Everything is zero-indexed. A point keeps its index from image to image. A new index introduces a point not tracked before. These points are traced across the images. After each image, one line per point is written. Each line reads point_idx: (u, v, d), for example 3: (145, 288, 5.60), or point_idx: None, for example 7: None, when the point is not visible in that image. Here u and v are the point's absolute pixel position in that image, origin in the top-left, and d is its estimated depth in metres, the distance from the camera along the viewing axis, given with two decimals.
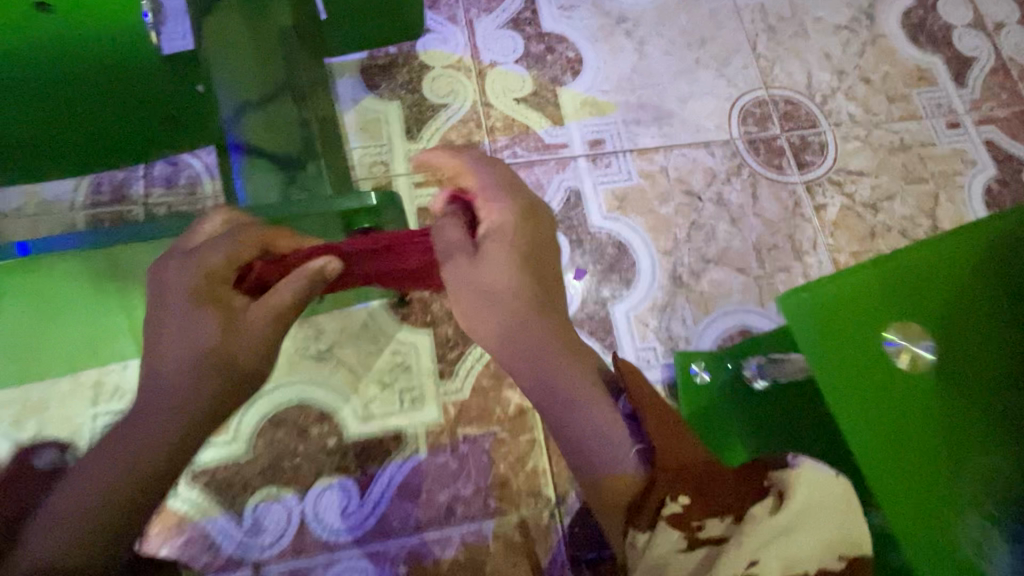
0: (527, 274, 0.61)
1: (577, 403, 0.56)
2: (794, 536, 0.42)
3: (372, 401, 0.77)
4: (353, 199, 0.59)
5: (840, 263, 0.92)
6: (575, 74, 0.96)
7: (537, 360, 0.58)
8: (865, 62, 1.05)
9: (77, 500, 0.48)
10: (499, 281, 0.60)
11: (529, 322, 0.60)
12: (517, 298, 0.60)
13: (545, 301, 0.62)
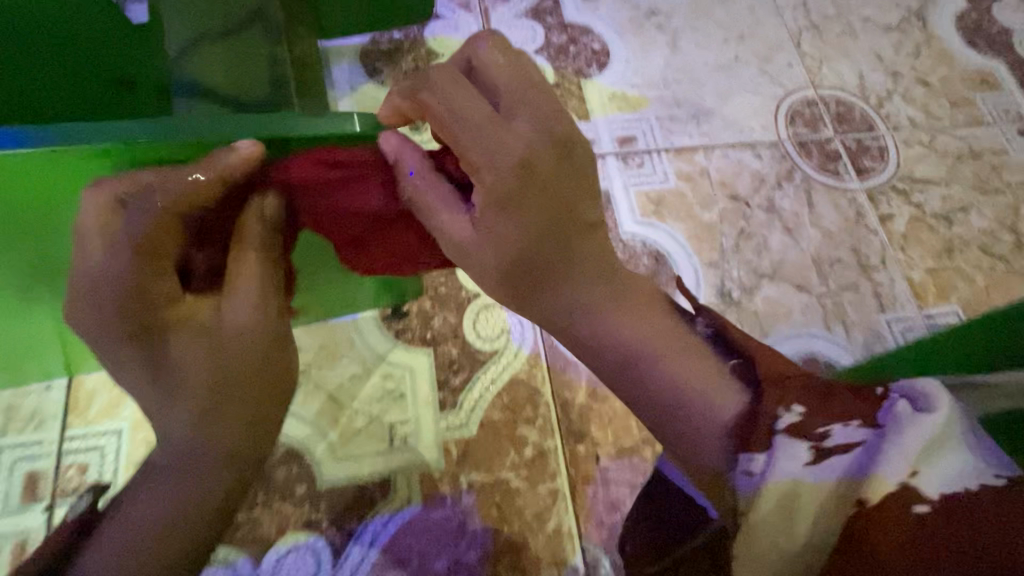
0: (535, 220, 0.44)
1: (651, 356, 0.42)
2: (936, 448, 0.33)
3: (354, 436, 0.61)
4: (333, 123, 0.41)
5: (915, 281, 0.78)
6: (601, 67, 0.85)
7: (591, 316, 0.44)
8: (922, 64, 0.94)
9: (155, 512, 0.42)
10: (492, 229, 0.43)
11: (563, 268, 0.45)
12: (534, 249, 0.44)
13: (573, 248, 0.45)
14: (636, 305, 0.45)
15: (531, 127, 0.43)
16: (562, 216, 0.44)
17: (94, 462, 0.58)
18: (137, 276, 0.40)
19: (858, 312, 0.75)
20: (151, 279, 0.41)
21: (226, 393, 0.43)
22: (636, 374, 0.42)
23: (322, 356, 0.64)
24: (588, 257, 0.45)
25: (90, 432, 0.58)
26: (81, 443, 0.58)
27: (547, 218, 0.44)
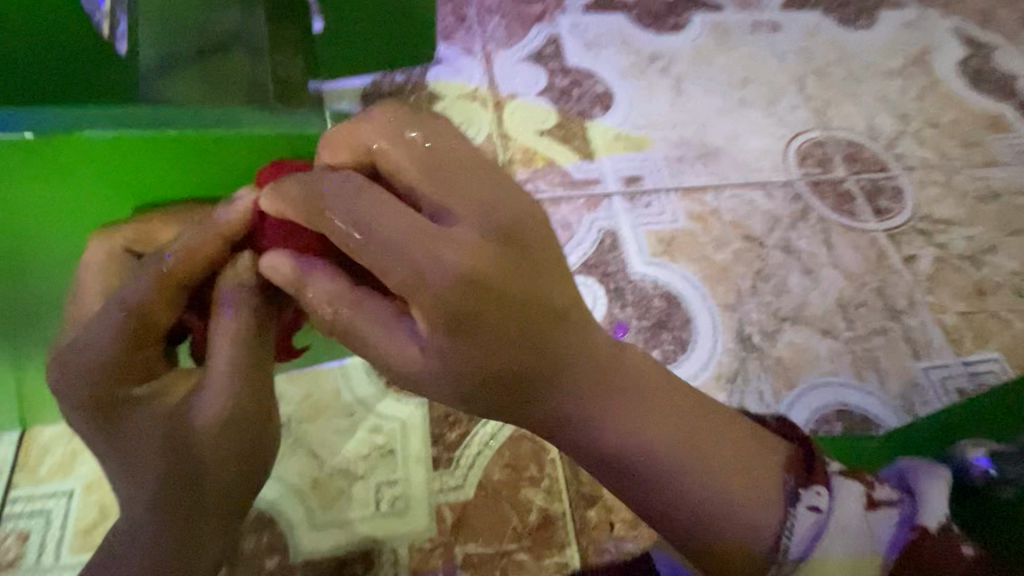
0: (503, 327, 0.35)
1: (668, 465, 0.36)
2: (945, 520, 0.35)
3: (335, 500, 0.54)
4: (300, 121, 0.38)
5: (949, 326, 0.72)
6: (605, 109, 0.84)
7: (587, 425, 0.37)
8: (929, 106, 0.93)
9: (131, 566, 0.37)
10: (442, 342, 0.36)
11: (561, 381, 0.37)
12: (507, 366, 0.36)
13: (564, 359, 0.37)
14: (654, 407, 0.37)
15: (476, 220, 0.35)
16: (537, 320, 0.36)
17: (37, 528, 0.51)
18: (116, 355, 0.37)
19: (891, 359, 0.69)
20: (128, 356, 0.37)
21: (203, 480, 0.38)
22: (644, 482, 0.37)
23: (304, 407, 0.58)
24: (582, 366, 0.37)
25: (37, 493, 0.52)
26: (24, 506, 0.51)
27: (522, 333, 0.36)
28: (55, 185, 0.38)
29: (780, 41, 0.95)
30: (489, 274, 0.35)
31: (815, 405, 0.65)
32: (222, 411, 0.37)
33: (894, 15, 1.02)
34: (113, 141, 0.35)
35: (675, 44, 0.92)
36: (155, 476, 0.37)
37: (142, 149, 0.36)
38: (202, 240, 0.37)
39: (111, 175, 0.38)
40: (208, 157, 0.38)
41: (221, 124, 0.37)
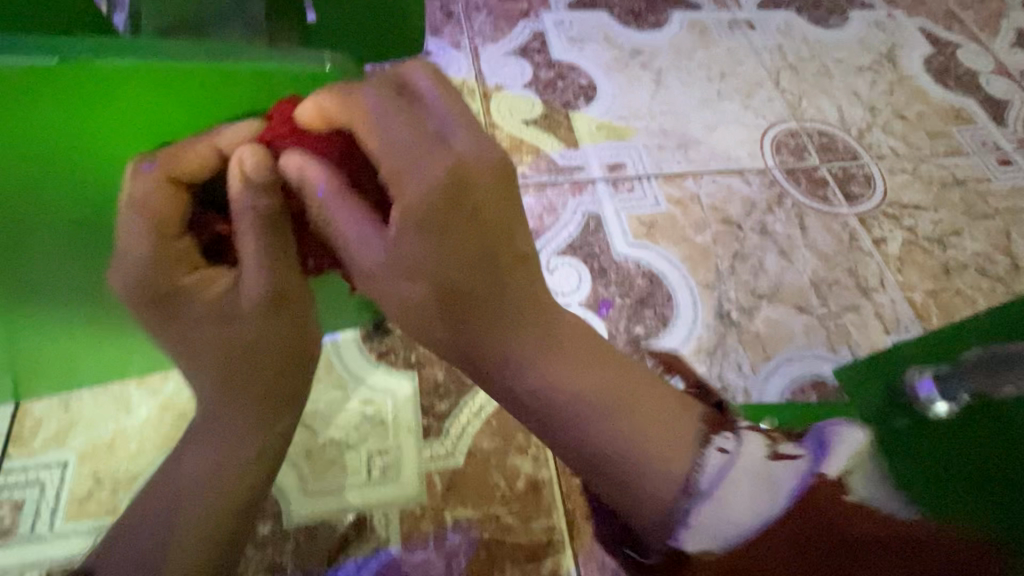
0: (458, 249, 0.37)
1: (597, 416, 0.36)
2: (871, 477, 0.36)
3: (326, 467, 0.55)
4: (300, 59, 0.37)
5: (917, 303, 0.76)
6: (589, 100, 0.87)
7: (516, 364, 0.37)
8: (897, 100, 0.97)
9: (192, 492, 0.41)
10: (404, 248, 0.37)
11: (505, 330, 0.38)
12: (461, 298, 0.38)
13: (508, 302, 0.38)
14: (586, 362, 0.38)
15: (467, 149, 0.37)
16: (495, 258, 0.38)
17: (31, 498, 0.51)
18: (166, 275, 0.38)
19: (862, 334, 0.73)
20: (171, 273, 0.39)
21: (245, 368, 0.41)
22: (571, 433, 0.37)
23: None
24: (529, 316, 0.38)
25: (32, 464, 0.52)
26: (19, 477, 0.52)
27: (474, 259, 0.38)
28: (60, 129, 0.36)
29: (756, 39, 1.00)
30: (461, 194, 0.37)
31: (790, 375, 0.68)
32: (262, 295, 0.40)
33: (862, 15, 1.07)
34: (124, 73, 0.34)
35: (656, 40, 0.96)
36: (210, 366, 0.41)
37: (160, 80, 0.35)
38: (198, 151, 0.36)
39: (118, 115, 0.36)
40: (223, 96, 0.37)
41: (232, 58, 0.36)
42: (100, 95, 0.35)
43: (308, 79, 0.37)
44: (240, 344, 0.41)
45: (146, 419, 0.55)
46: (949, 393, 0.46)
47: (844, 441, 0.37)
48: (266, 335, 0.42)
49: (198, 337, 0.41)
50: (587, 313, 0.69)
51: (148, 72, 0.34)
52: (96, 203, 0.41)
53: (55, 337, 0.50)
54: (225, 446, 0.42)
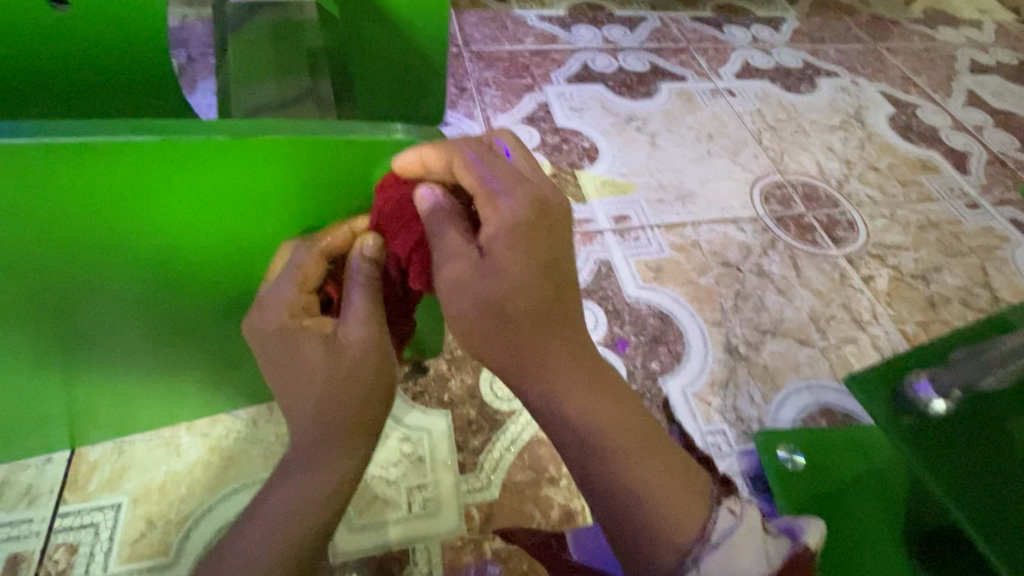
0: (528, 319, 0.40)
1: (624, 468, 0.40)
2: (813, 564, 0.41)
3: (369, 504, 0.58)
4: (372, 130, 0.40)
5: (909, 335, 0.82)
6: (592, 160, 0.96)
7: (556, 411, 0.41)
8: (868, 153, 1.07)
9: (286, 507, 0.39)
10: (477, 312, 0.40)
11: (556, 385, 0.41)
12: (524, 355, 0.40)
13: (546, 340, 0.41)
14: (625, 425, 0.41)
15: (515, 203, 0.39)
16: (561, 328, 0.41)
17: (86, 541, 0.54)
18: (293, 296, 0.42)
19: (862, 364, 0.78)
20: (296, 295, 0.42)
21: (337, 401, 0.40)
22: (598, 478, 0.41)
23: None
24: (582, 367, 0.41)
25: (86, 507, 0.55)
26: (75, 520, 0.54)
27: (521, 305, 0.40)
28: (169, 196, 0.39)
29: (737, 104, 1.11)
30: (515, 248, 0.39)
31: (801, 405, 0.73)
32: (365, 334, 0.41)
33: (829, 82, 1.20)
34: (228, 149, 0.37)
35: (648, 108, 1.07)
36: (309, 400, 0.41)
37: (262, 153, 0.38)
38: (339, 233, 0.43)
39: (221, 184, 0.39)
40: (320, 167, 0.40)
41: (331, 134, 0.39)
42: (207, 167, 0.38)
43: (396, 150, 0.40)
44: (345, 378, 0.40)
45: (196, 461, 0.58)
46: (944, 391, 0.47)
47: (809, 528, 0.42)
48: (365, 366, 0.41)
49: (306, 375, 0.41)
50: (605, 351, 0.73)
51: (252, 147, 0.37)
52: (184, 259, 0.44)
53: (117, 382, 0.53)
54: (314, 477, 0.40)
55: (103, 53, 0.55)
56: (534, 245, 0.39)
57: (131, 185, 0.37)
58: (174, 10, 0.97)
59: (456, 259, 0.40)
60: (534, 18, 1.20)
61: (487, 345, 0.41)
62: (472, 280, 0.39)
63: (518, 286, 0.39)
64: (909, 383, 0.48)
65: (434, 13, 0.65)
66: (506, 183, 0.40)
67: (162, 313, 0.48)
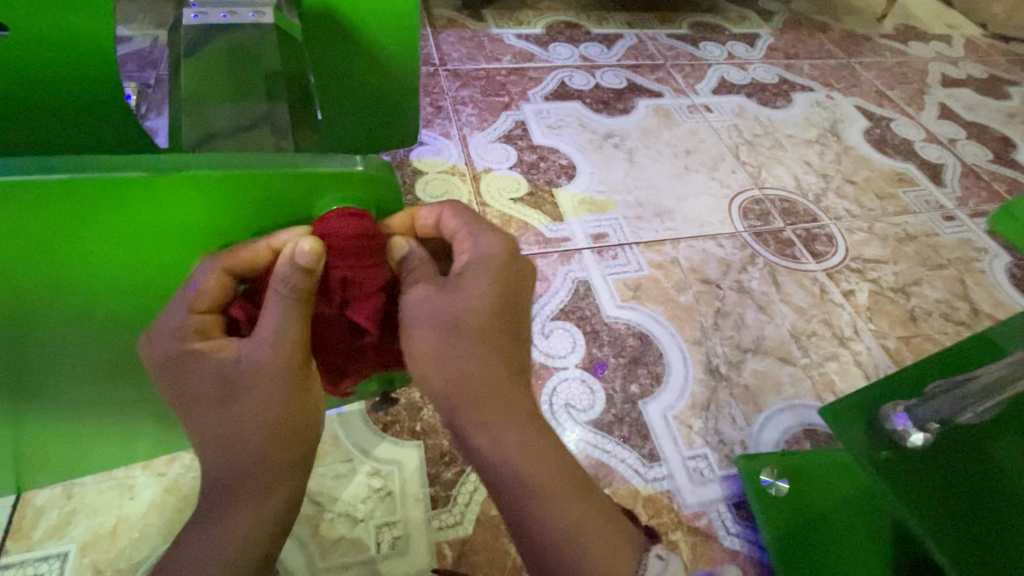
0: (486, 345, 0.40)
1: (559, 509, 0.39)
2: None
3: (335, 544, 0.55)
4: (322, 162, 0.36)
5: (891, 350, 0.82)
6: (570, 178, 0.95)
7: (495, 434, 0.40)
8: (845, 167, 1.08)
9: (220, 532, 0.38)
10: (430, 335, 0.40)
11: (498, 418, 0.40)
12: (475, 380, 0.40)
13: (503, 364, 0.41)
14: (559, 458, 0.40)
15: (487, 248, 0.42)
16: (517, 355, 0.42)
17: None
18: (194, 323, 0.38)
19: (845, 381, 0.77)
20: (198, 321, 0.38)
21: (249, 427, 0.38)
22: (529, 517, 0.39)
23: None
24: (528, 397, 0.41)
25: (30, 557, 0.52)
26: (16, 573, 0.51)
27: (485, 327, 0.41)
28: (96, 234, 0.36)
29: (714, 119, 1.11)
30: (485, 277, 0.41)
31: (785, 426, 0.71)
32: (272, 359, 0.37)
33: (804, 97, 1.21)
34: (152, 185, 0.34)
35: (626, 124, 1.06)
36: (213, 438, 0.38)
37: (191, 189, 0.35)
38: (257, 247, 0.38)
39: (149, 218, 0.36)
40: (257, 199, 0.37)
41: (267, 164, 0.36)
42: (131, 203, 0.35)
43: (343, 180, 0.37)
44: (248, 414, 0.38)
45: (150, 503, 0.55)
46: (921, 425, 0.44)
47: None
48: (271, 400, 0.38)
49: (209, 413, 0.38)
50: (584, 374, 0.71)
51: (177, 181, 0.34)
52: (125, 295, 0.41)
53: (59, 425, 0.50)
54: (246, 501, 0.38)
55: (44, 83, 0.52)
56: (504, 280, 0.41)
57: (47, 223, 0.34)
58: (143, 32, 0.95)
59: (415, 287, 0.40)
60: (511, 36, 1.20)
61: (434, 368, 0.40)
62: (431, 304, 0.40)
63: (482, 312, 0.40)
64: (888, 415, 0.46)
65: (403, 20, 0.62)
66: (483, 233, 0.42)
67: (106, 351, 0.45)
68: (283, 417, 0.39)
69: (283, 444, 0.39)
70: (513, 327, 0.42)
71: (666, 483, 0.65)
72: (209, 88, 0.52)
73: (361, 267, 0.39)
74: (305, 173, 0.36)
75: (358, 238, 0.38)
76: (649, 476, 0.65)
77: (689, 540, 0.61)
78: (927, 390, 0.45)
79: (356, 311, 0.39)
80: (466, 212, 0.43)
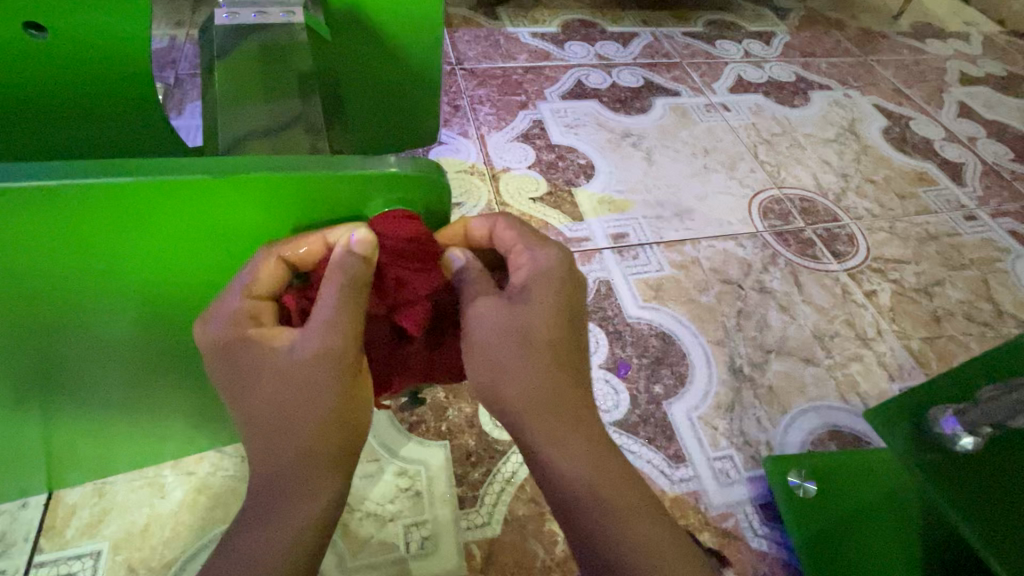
0: (550, 357, 0.40)
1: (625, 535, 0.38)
2: None
3: (364, 543, 0.55)
4: (372, 165, 0.36)
5: (914, 350, 0.81)
6: (588, 177, 0.95)
7: (561, 455, 0.39)
8: (864, 166, 1.07)
9: (276, 526, 0.36)
10: (494, 344, 0.40)
11: (563, 431, 0.39)
12: (536, 392, 0.39)
13: (566, 382, 0.40)
14: (625, 480, 0.39)
15: (542, 258, 0.42)
16: (578, 371, 0.41)
17: None
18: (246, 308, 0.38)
19: (869, 382, 0.77)
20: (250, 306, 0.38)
21: (300, 413, 0.37)
22: (598, 533, 0.38)
23: None
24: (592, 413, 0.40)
25: (64, 555, 0.52)
26: (50, 571, 0.52)
27: (550, 343, 0.40)
28: (149, 236, 0.36)
29: (731, 118, 1.11)
30: (547, 292, 0.41)
31: (810, 427, 0.71)
32: (323, 340, 0.36)
33: (822, 95, 1.20)
34: (209, 186, 0.34)
35: (643, 123, 1.06)
36: (261, 427, 0.37)
37: (241, 191, 0.35)
38: (314, 242, 0.38)
39: (201, 220, 0.36)
40: (310, 200, 0.37)
41: (318, 166, 0.36)
42: (186, 206, 0.35)
43: (397, 183, 0.37)
44: (300, 401, 0.37)
45: (181, 502, 0.56)
46: (972, 429, 0.44)
47: None
48: (320, 385, 0.37)
49: (258, 401, 0.37)
50: (607, 375, 0.71)
51: (233, 184, 0.35)
52: (171, 295, 0.42)
53: (96, 423, 0.50)
54: (301, 491, 0.37)
55: (77, 83, 0.52)
56: (563, 288, 0.41)
57: (104, 225, 0.35)
58: (162, 32, 0.96)
59: (479, 302, 0.41)
60: (526, 35, 1.19)
61: (496, 378, 0.40)
62: (495, 313, 0.40)
63: (541, 323, 0.40)
64: (937, 419, 0.47)
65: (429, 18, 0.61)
66: (537, 245, 0.42)
67: (147, 350, 0.46)
68: (333, 402, 0.37)
69: (336, 431, 0.38)
70: (573, 340, 0.41)
71: (692, 484, 0.64)
72: (243, 84, 0.52)
73: (416, 273, 0.40)
74: (355, 176, 0.36)
75: (411, 241, 0.39)
76: (675, 477, 0.65)
77: (717, 541, 0.61)
78: (979, 394, 0.44)
79: (405, 317, 0.40)
80: (520, 224, 0.43)
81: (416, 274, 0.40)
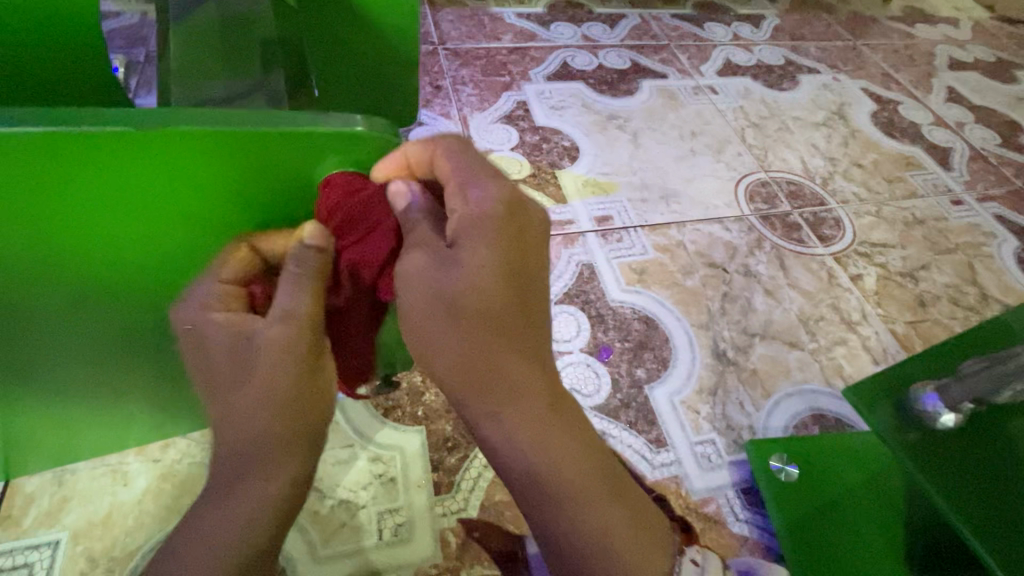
0: (490, 333, 0.38)
1: (576, 507, 0.38)
2: None
3: (336, 531, 0.54)
4: (321, 123, 0.34)
5: (899, 334, 0.80)
6: (573, 160, 0.93)
7: (505, 429, 0.38)
8: (852, 150, 1.06)
9: (222, 521, 0.35)
10: (430, 317, 0.38)
11: (506, 405, 0.38)
12: (475, 363, 0.38)
13: (507, 353, 0.38)
14: (578, 451, 0.39)
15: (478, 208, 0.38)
16: (522, 337, 0.39)
17: None
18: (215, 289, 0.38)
19: (853, 366, 0.76)
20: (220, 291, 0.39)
21: (255, 401, 0.36)
22: (544, 508, 0.39)
23: None
24: (536, 383, 0.39)
25: (19, 546, 0.50)
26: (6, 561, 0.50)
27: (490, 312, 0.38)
28: (85, 199, 0.34)
29: (719, 102, 1.09)
30: (483, 254, 0.38)
31: (793, 411, 0.70)
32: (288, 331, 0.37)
33: (811, 79, 1.18)
34: (144, 143, 0.32)
35: (630, 106, 1.04)
36: (223, 418, 0.37)
37: (182, 148, 0.33)
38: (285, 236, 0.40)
39: (141, 181, 0.34)
40: (259, 161, 0.35)
41: (265, 123, 0.33)
42: (124, 164, 0.32)
43: (346, 142, 0.35)
44: (261, 390, 0.36)
45: (145, 490, 0.54)
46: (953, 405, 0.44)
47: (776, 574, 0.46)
48: (281, 373, 0.36)
49: (222, 386, 0.37)
50: (588, 359, 0.70)
51: (168, 140, 0.32)
52: (116, 265, 0.39)
53: (54, 407, 0.48)
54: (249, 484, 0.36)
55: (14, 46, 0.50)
56: (509, 254, 0.38)
57: (29, 185, 0.32)
58: (131, 6, 0.92)
59: (412, 255, 0.38)
60: (511, 15, 1.16)
61: (435, 348, 0.38)
62: (434, 281, 0.37)
63: (477, 291, 0.38)
64: (917, 396, 0.46)
65: None
66: (478, 184, 0.39)
67: (102, 330, 0.43)
68: (293, 389, 0.37)
69: (296, 418, 0.37)
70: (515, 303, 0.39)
71: (674, 469, 0.63)
72: (200, 52, 0.50)
73: (367, 244, 0.39)
74: (298, 132, 0.34)
75: (357, 212, 0.38)
76: (656, 462, 0.64)
77: (697, 526, 0.60)
78: (961, 369, 0.44)
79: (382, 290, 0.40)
80: (461, 156, 0.39)
81: (363, 243, 0.39)
